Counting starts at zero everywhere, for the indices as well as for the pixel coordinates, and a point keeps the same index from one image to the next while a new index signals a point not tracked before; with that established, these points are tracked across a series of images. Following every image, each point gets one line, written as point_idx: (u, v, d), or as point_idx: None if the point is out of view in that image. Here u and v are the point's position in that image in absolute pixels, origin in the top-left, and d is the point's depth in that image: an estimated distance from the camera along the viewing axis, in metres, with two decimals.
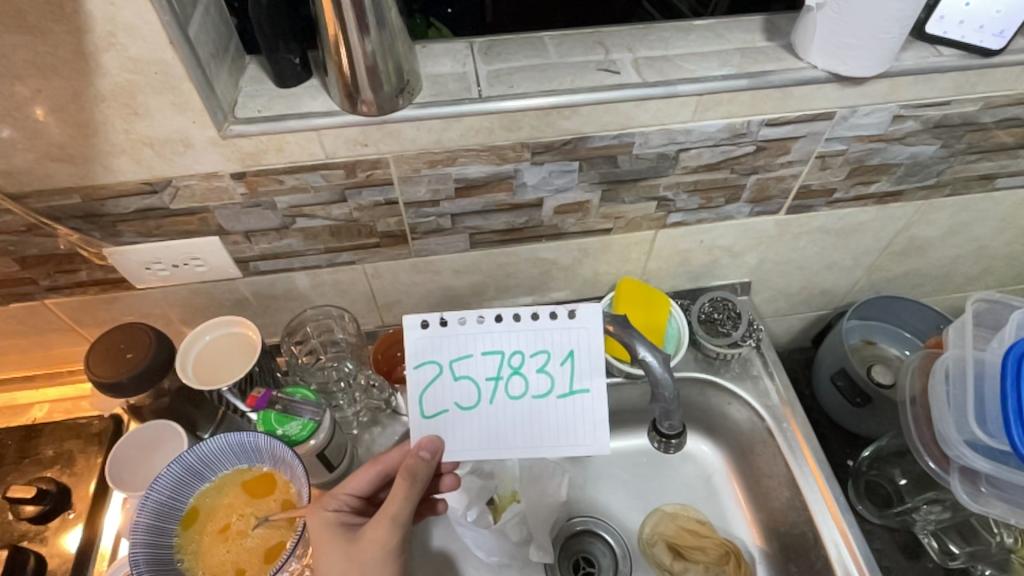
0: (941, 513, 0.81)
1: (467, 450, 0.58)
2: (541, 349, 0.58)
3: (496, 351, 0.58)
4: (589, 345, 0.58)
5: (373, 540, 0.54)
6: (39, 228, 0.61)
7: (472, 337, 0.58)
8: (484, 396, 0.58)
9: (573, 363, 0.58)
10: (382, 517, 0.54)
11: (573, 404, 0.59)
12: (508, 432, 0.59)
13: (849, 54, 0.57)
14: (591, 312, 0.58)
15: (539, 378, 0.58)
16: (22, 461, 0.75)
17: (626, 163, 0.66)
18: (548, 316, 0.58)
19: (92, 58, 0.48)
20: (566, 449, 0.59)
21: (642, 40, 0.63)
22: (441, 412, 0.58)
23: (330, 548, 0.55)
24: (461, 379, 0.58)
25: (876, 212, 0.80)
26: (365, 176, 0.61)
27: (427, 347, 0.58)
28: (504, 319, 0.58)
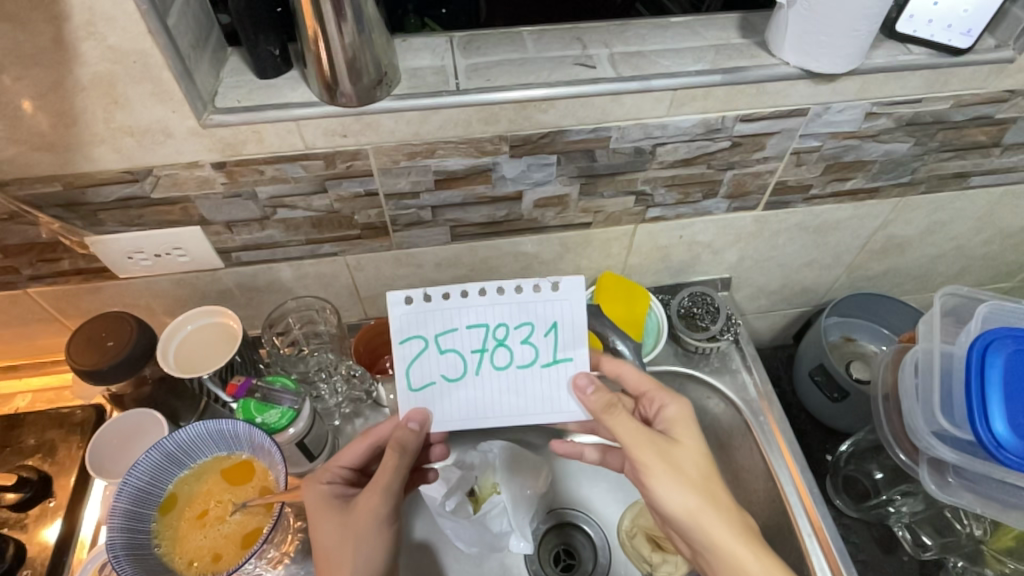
0: (914, 505, 0.84)
1: (454, 420, 0.60)
2: (525, 321, 0.59)
3: (480, 325, 0.59)
4: (572, 316, 0.59)
5: (366, 509, 0.57)
6: (20, 216, 0.62)
7: (456, 310, 0.59)
8: (470, 368, 0.59)
9: (556, 334, 0.59)
10: (374, 487, 0.58)
11: (557, 372, 0.60)
12: (495, 402, 0.60)
13: (820, 51, 0.58)
14: (574, 284, 0.58)
15: (524, 349, 0.59)
16: (3, 449, 0.75)
17: (603, 158, 0.67)
18: (531, 288, 0.59)
19: (72, 47, 0.49)
20: (552, 415, 0.60)
21: (620, 36, 0.64)
22: (428, 385, 0.59)
23: (325, 517, 0.58)
24: (447, 352, 0.59)
25: (853, 209, 0.81)
26: (345, 167, 0.62)
27: (412, 321, 0.58)
28: (488, 293, 0.59)
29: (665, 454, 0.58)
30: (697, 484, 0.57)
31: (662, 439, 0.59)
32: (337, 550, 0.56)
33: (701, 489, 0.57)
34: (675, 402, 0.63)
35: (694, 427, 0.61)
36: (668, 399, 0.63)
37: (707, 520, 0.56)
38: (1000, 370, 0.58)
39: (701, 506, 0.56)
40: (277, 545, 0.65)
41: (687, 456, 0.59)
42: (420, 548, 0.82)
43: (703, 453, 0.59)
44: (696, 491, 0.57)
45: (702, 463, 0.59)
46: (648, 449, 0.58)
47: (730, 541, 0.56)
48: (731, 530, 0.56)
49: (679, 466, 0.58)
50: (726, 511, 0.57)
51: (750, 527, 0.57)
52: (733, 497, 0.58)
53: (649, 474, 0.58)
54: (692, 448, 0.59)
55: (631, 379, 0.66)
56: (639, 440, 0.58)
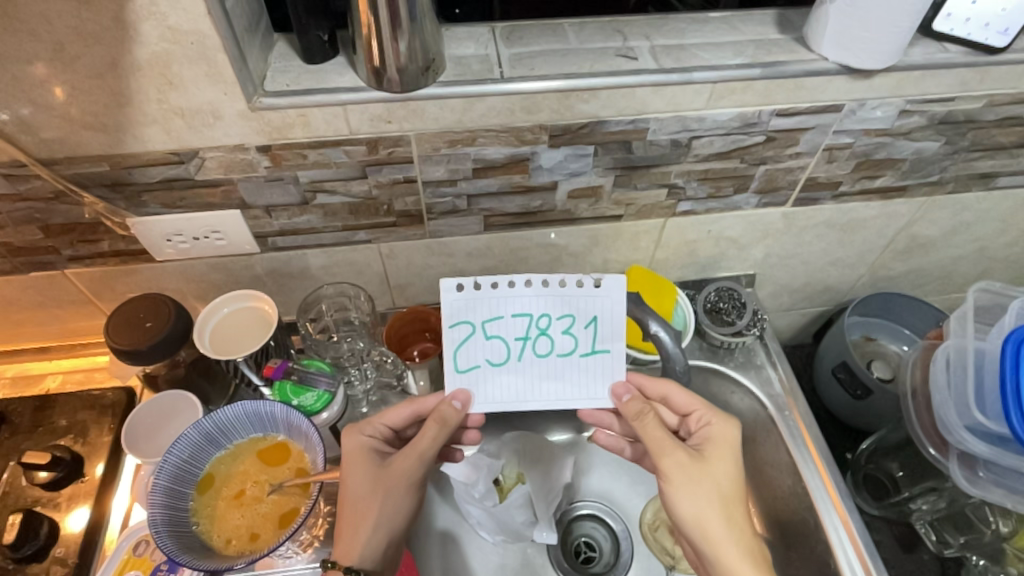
0: (935, 503, 0.83)
1: (496, 402, 0.60)
2: (567, 313, 0.60)
3: (525, 314, 0.59)
4: (612, 312, 0.60)
5: (400, 470, 0.62)
6: (66, 195, 0.63)
7: (503, 299, 0.59)
8: (513, 354, 0.60)
9: (595, 328, 0.60)
10: (412, 452, 0.62)
11: (594, 363, 0.61)
12: (535, 389, 0.60)
13: (860, 47, 0.59)
14: (615, 282, 0.59)
15: (565, 338, 0.60)
16: (35, 429, 0.76)
17: (640, 149, 0.67)
18: (574, 283, 0.59)
19: (132, 26, 0.49)
20: (588, 401, 0.61)
21: (660, 29, 0.65)
22: (473, 367, 0.60)
23: (359, 466, 0.62)
24: (493, 338, 0.59)
25: (880, 207, 0.82)
26: (387, 153, 0.63)
27: (461, 307, 0.58)
28: (533, 284, 0.60)
29: (693, 470, 0.60)
30: (715, 499, 0.59)
31: (693, 454, 0.61)
32: (366, 498, 0.61)
33: (718, 504, 0.59)
34: (723, 423, 0.64)
35: (733, 448, 0.63)
36: (717, 418, 0.65)
37: (714, 533, 0.59)
38: None
39: (711, 518, 0.59)
40: (310, 528, 0.66)
41: (713, 474, 0.61)
42: (443, 537, 0.82)
43: (731, 474, 0.61)
44: (711, 502, 0.59)
45: (727, 482, 0.61)
46: (677, 461, 0.60)
47: (729, 555, 0.58)
48: (734, 546, 0.58)
49: (702, 481, 0.60)
50: (734, 528, 0.59)
51: (756, 546, 0.59)
52: (750, 518, 0.60)
53: (669, 484, 0.60)
54: (723, 470, 0.61)
55: (682, 398, 0.67)
56: (672, 450, 0.61)
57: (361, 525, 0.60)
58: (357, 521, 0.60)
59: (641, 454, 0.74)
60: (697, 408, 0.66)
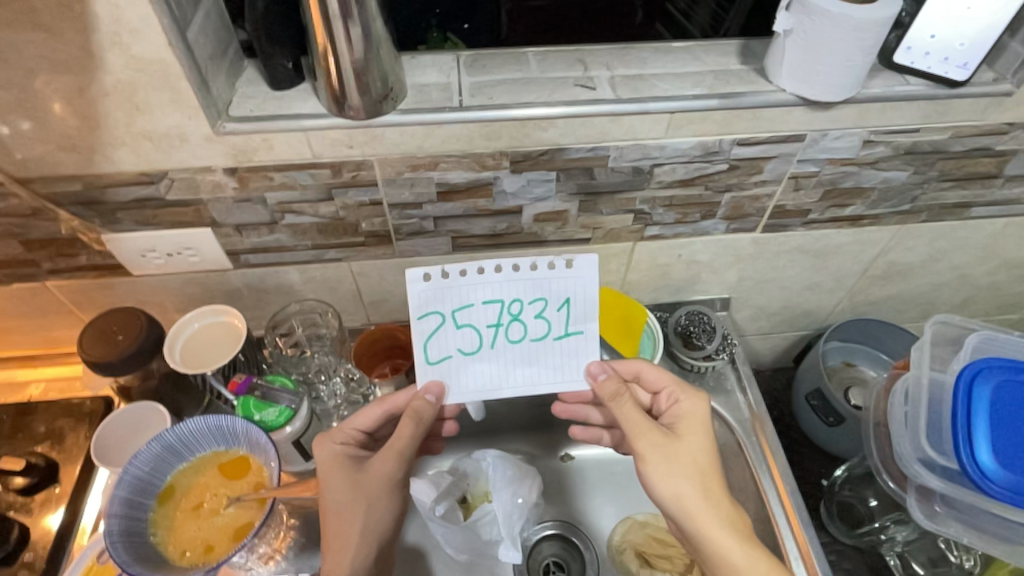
0: (908, 534, 0.83)
1: (470, 392, 0.61)
2: (539, 297, 0.60)
3: (496, 300, 0.60)
4: (585, 292, 0.60)
5: (380, 473, 0.64)
6: (43, 212, 0.65)
7: (473, 285, 0.59)
8: (485, 342, 0.60)
9: (568, 309, 0.60)
10: (389, 453, 0.64)
11: (568, 345, 0.62)
12: (510, 374, 0.61)
13: (815, 80, 0.60)
14: (587, 262, 0.59)
15: (537, 323, 0.61)
16: (15, 435, 0.78)
17: (602, 176, 0.68)
18: (545, 265, 0.59)
19: (97, 55, 0.52)
20: (564, 384, 0.62)
21: (621, 59, 0.66)
22: (445, 358, 0.61)
23: (337, 474, 0.64)
24: (464, 327, 0.60)
25: (853, 234, 0.82)
26: (351, 176, 0.64)
27: (430, 298, 0.58)
28: (503, 269, 0.59)
29: (668, 448, 0.61)
30: (693, 475, 0.60)
31: (668, 435, 0.62)
32: (349, 507, 0.62)
33: (696, 481, 0.60)
34: (691, 397, 0.66)
35: (704, 423, 0.64)
36: (685, 394, 0.66)
37: (696, 510, 0.59)
38: (988, 401, 0.58)
39: (691, 497, 0.59)
40: (269, 541, 0.66)
41: (688, 450, 0.62)
42: (411, 553, 0.84)
43: (706, 448, 0.62)
44: (689, 481, 0.60)
45: (702, 457, 0.62)
46: (652, 445, 0.61)
47: (714, 531, 0.59)
48: (716, 522, 0.59)
49: (678, 460, 0.61)
50: (716, 504, 0.60)
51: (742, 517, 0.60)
52: (728, 490, 0.61)
53: (646, 465, 0.61)
54: (696, 444, 0.62)
55: (651, 375, 0.69)
56: (645, 430, 0.62)
57: (349, 529, 0.62)
58: (342, 529, 0.62)
59: (619, 440, 0.78)
60: (668, 385, 0.68)
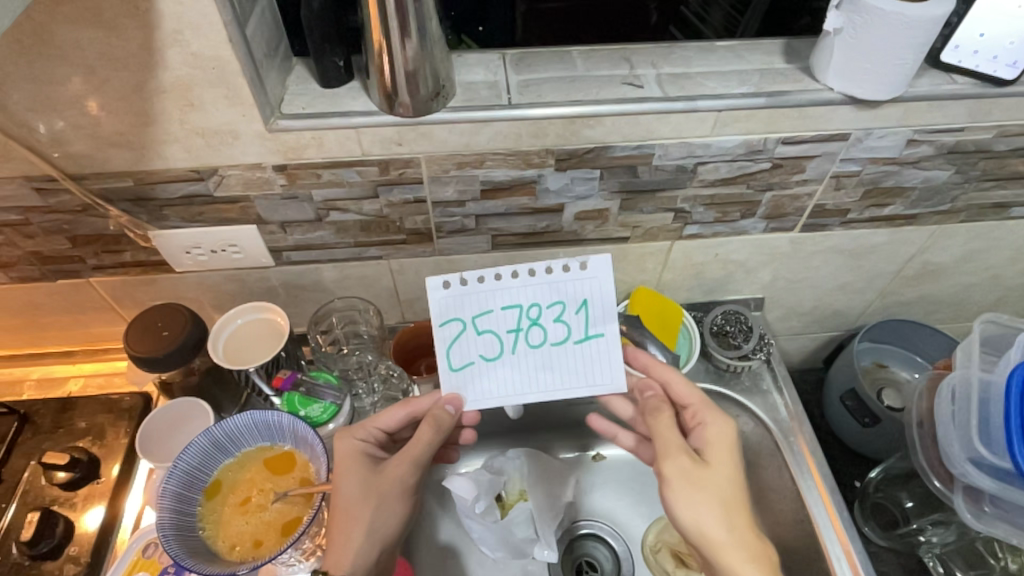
0: (945, 535, 0.82)
1: (491, 399, 0.61)
2: (556, 300, 0.60)
3: (514, 306, 0.60)
4: (602, 293, 0.59)
5: (395, 476, 0.62)
6: (92, 208, 0.66)
7: (492, 290, 0.59)
8: (506, 348, 0.61)
9: (586, 312, 0.60)
10: (406, 457, 0.63)
11: (589, 349, 0.60)
12: (531, 381, 0.61)
13: (863, 78, 0.60)
14: (601, 262, 0.59)
15: (556, 327, 0.60)
16: (56, 430, 0.79)
17: (646, 174, 0.68)
18: (560, 268, 0.59)
19: (157, 53, 0.52)
20: (586, 389, 0.61)
21: (666, 58, 0.66)
22: (467, 364, 0.61)
23: (352, 471, 0.62)
24: (484, 333, 0.60)
25: (890, 234, 0.82)
26: (397, 174, 0.65)
27: (450, 305, 0.60)
28: (520, 274, 0.60)
29: (694, 470, 0.59)
30: (716, 505, 0.57)
31: (691, 453, 0.60)
32: (359, 504, 0.61)
33: (719, 511, 0.57)
34: (720, 420, 0.63)
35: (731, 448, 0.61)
36: (713, 417, 0.63)
37: (719, 542, 0.56)
38: None
39: (713, 527, 0.56)
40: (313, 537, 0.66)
41: (715, 478, 0.59)
42: (445, 550, 0.84)
43: (733, 478, 0.59)
44: (712, 511, 0.57)
45: (728, 486, 0.58)
46: (677, 461, 0.59)
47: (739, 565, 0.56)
48: (741, 556, 0.56)
49: (702, 488, 0.58)
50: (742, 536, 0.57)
51: (768, 556, 0.56)
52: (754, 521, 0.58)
53: (669, 488, 0.59)
54: (723, 472, 0.59)
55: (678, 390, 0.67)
56: (671, 453, 0.59)
57: (355, 527, 0.60)
58: (349, 528, 0.60)
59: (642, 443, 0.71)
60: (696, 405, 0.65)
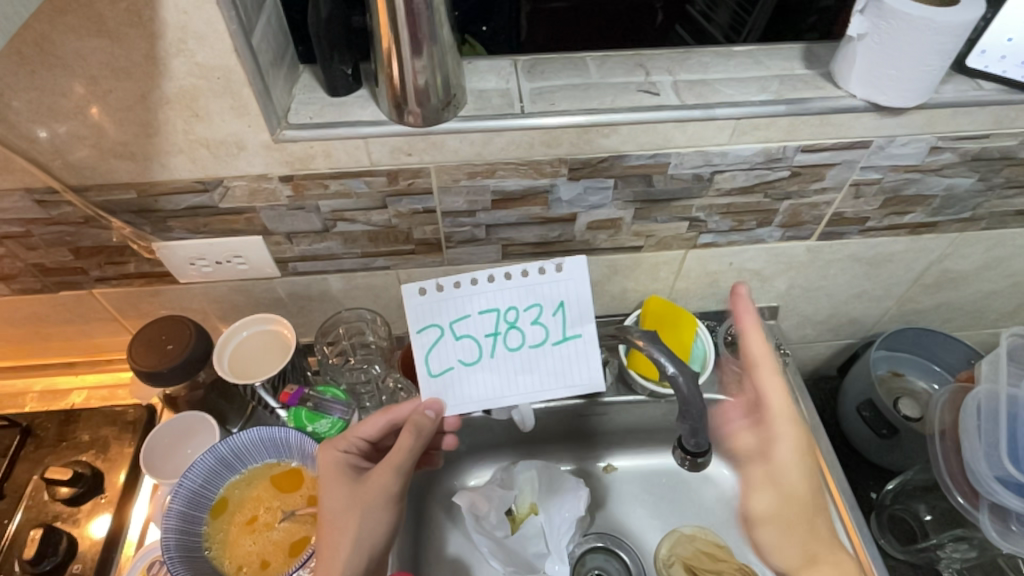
0: (966, 552, 0.79)
1: (471, 404, 0.59)
2: (534, 303, 0.58)
3: (491, 309, 0.58)
4: (578, 295, 0.58)
5: (378, 484, 0.59)
6: (95, 220, 0.65)
7: (468, 294, 0.57)
8: (485, 352, 0.59)
9: (564, 314, 0.58)
10: (389, 464, 0.60)
11: (567, 350, 0.59)
12: (511, 384, 0.59)
13: (887, 85, 0.58)
14: (577, 263, 0.57)
15: (535, 329, 0.58)
16: (59, 444, 0.77)
17: (661, 183, 0.67)
18: (536, 270, 0.57)
19: (161, 62, 0.51)
20: (565, 389, 0.59)
21: (682, 64, 0.64)
22: (446, 370, 0.59)
23: (335, 483, 0.60)
24: (462, 338, 0.58)
25: (909, 242, 0.80)
26: (406, 184, 0.63)
27: (426, 311, 0.57)
28: (496, 278, 0.58)
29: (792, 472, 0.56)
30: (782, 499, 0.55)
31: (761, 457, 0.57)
32: (344, 515, 0.58)
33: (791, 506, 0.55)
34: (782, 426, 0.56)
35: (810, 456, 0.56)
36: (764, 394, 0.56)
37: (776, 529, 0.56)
38: None
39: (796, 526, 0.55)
40: None
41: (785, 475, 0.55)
42: (454, 565, 0.81)
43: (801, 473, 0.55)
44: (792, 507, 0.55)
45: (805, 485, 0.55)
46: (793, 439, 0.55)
47: None
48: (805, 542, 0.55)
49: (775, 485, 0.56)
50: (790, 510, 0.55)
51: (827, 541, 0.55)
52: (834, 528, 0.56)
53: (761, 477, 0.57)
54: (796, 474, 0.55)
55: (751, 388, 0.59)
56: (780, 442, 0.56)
57: (343, 540, 0.57)
58: (336, 540, 0.57)
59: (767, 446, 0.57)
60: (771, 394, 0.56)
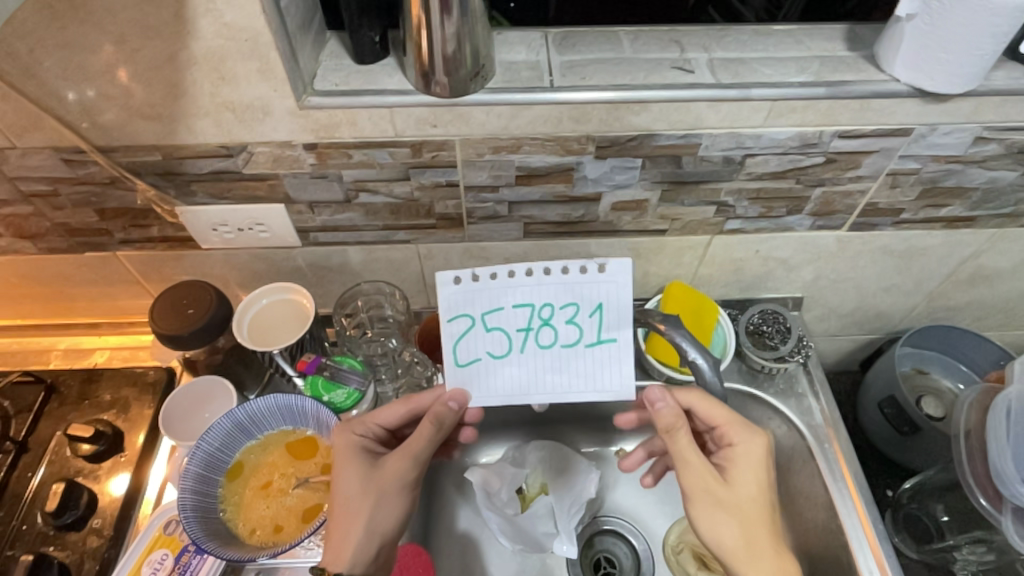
0: (984, 555, 0.77)
1: (496, 399, 0.57)
2: (571, 302, 0.54)
3: (526, 305, 0.55)
4: (620, 297, 0.54)
5: (394, 471, 0.60)
6: (120, 181, 0.65)
7: (503, 287, 0.54)
8: (515, 347, 0.56)
9: (601, 316, 0.54)
10: (406, 452, 0.61)
11: (600, 354, 0.55)
12: (539, 382, 0.56)
13: (934, 69, 0.55)
14: (622, 265, 0.53)
15: (568, 329, 0.55)
16: (81, 402, 0.78)
17: (690, 165, 0.65)
18: (578, 268, 0.53)
19: (190, 22, 0.50)
20: (594, 393, 0.56)
21: (719, 41, 0.62)
22: (472, 362, 0.56)
23: (351, 465, 0.60)
24: (493, 331, 0.55)
25: (944, 236, 0.77)
26: (430, 157, 0.62)
27: (459, 300, 0.54)
28: (534, 272, 0.54)
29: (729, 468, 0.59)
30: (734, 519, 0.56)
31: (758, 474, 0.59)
32: (358, 499, 0.59)
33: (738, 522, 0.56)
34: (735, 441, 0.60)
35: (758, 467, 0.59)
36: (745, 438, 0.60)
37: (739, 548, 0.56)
38: None
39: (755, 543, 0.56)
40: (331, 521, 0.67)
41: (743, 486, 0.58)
42: (463, 540, 0.82)
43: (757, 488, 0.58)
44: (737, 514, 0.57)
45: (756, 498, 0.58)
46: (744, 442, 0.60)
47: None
48: (779, 565, 0.55)
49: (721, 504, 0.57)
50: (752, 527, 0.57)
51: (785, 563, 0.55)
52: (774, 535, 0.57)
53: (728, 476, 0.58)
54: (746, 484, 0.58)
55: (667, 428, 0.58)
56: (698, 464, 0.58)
57: (355, 522, 0.58)
58: (348, 523, 0.58)
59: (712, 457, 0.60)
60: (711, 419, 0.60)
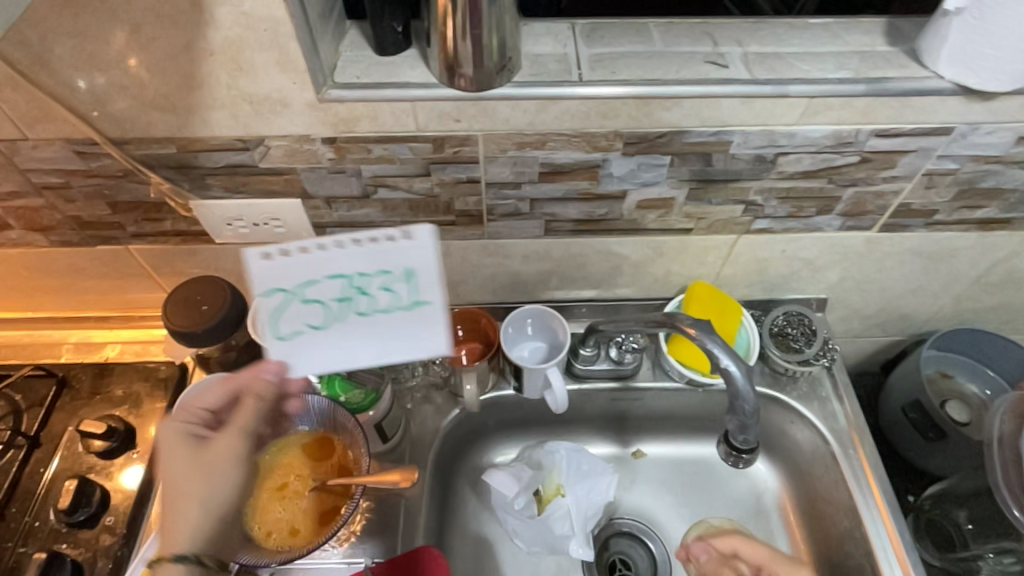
0: (1009, 565, 0.76)
1: (318, 366, 0.56)
2: (384, 269, 0.51)
3: (340, 276, 0.51)
4: (427, 263, 0.51)
5: (221, 449, 0.58)
6: (134, 174, 0.63)
7: (313, 260, 0.50)
8: (334, 317, 0.53)
9: (413, 282, 0.52)
10: (233, 429, 0.58)
11: (418, 315, 0.54)
12: (359, 346, 0.55)
13: (982, 65, 0.53)
14: (424, 232, 0.50)
15: (386, 295, 0.53)
16: (93, 397, 0.77)
17: (720, 162, 0.63)
18: (382, 236, 0.50)
19: (208, 11, 0.49)
20: (408, 351, 0.56)
21: (754, 35, 0.60)
22: (294, 335, 0.54)
23: (176, 452, 0.57)
24: (310, 303, 0.52)
25: (978, 238, 0.75)
26: (452, 152, 0.60)
27: (270, 275, 0.50)
28: (348, 242, 0.50)
29: None
30: None
31: None
32: (188, 480, 0.56)
33: None
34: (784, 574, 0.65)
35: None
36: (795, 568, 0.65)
37: None
38: None
39: None
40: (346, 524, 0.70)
41: None
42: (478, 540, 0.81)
43: None
44: None
45: None
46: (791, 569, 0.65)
47: None
48: None
49: None
50: None
51: None
52: None
53: None
54: None
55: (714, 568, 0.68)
56: None
57: (189, 505, 0.55)
58: (178, 507, 0.55)
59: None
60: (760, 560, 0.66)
